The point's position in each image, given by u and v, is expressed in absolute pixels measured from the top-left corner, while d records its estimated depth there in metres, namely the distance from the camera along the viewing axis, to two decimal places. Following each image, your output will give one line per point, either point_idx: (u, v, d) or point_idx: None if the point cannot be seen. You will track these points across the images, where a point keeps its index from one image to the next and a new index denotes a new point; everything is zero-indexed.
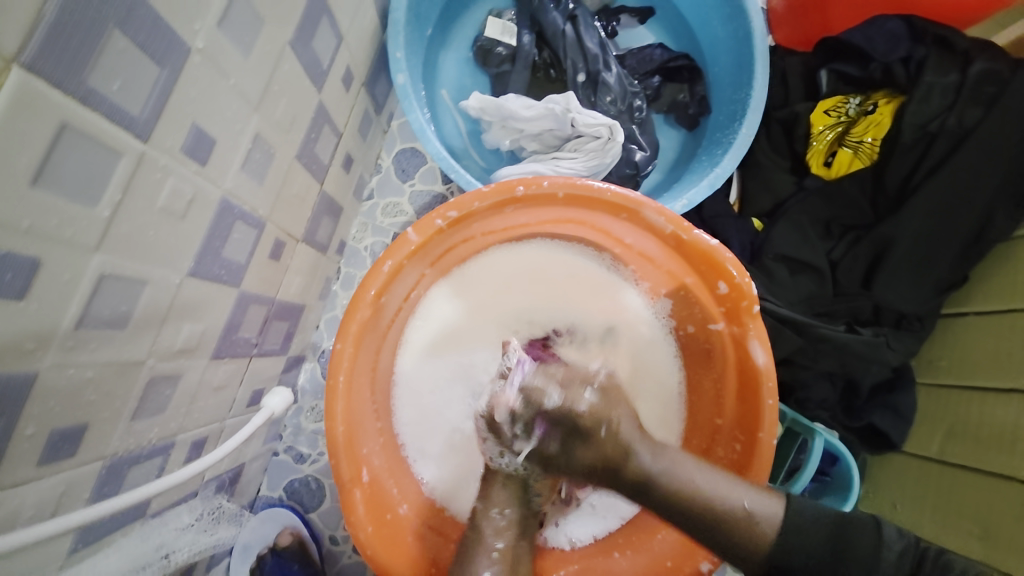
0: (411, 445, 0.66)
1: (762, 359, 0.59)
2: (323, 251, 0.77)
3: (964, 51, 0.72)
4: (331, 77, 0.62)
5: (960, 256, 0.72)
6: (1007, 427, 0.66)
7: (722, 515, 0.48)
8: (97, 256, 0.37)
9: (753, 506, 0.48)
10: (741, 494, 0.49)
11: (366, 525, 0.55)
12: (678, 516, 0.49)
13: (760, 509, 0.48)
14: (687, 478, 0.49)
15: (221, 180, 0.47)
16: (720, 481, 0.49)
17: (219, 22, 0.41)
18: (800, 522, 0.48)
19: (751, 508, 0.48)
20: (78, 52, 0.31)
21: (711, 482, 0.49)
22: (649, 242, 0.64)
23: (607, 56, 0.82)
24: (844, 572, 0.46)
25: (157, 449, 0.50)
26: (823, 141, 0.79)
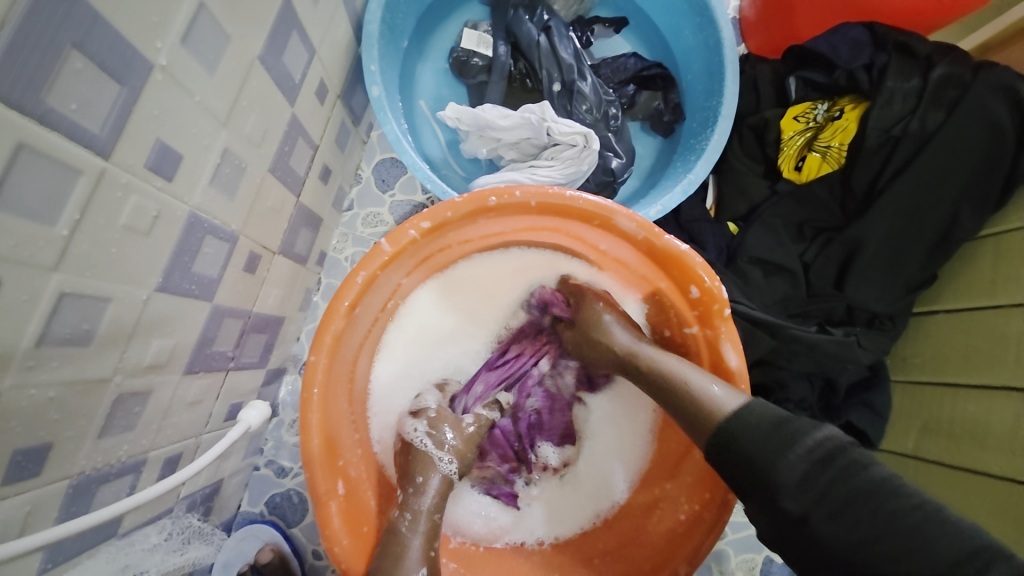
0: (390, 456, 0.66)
1: (735, 361, 0.60)
2: (302, 262, 0.77)
3: (925, 56, 0.74)
4: (303, 90, 0.63)
5: (928, 256, 0.74)
6: (978, 421, 0.68)
7: (683, 393, 0.53)
8: (57, 275, 0.36)
9: (710, 389, 0.52)
10: (712, 383, 0.53)
11: (342, 537, 0.55)
12: (661, 388, 0.56)
13: (724, 397, 0.51)
14: (661, 362, 0.57)
15: (188, 195, 0.47)
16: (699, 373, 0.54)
17: (183, 40, 0.42)
18: (752, 416, 0.49)
19: (697, 385, 0.53)
20: (32, 74, 0.31)
21: (692, 376, 0.54)
22: (623, 248, 0.65)
23: (581, 65, 0.84)
24: (767, 463, 0.46)
25: (129, 466, 0.50)
26: (793, 146, 0.81)
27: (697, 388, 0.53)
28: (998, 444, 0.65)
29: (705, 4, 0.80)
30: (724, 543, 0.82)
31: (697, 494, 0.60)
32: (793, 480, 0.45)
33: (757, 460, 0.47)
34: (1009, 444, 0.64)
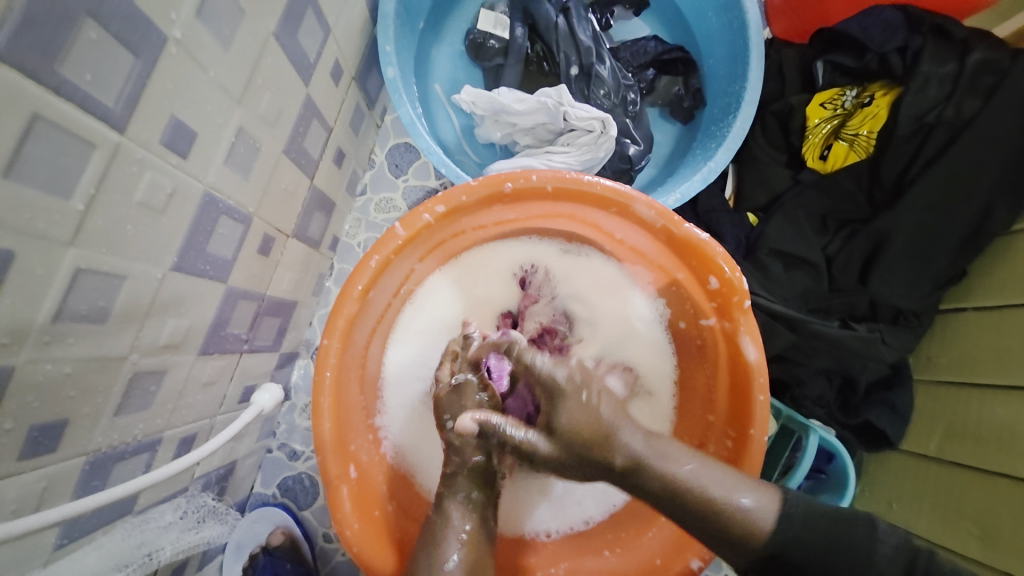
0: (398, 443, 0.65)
1: (753, 355, 0.58)
2: (315, 246, 0.77)
3: (962, 40, 0.71)
4: (318, 71, 0.61)
5: (958, 250, 0.71)
6: (1006, 424, 0.66)
7: (716, 513, 0.44)
8: (72, 251, 0.36)
9: (743, 505, 0.44)
10: (742, 491, 0.45)
11: (352, 520, 0.55)
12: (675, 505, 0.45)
13: (757, 509, 0.44)
14: (692, 475, 0.45)
15: (203, 173, 0.46)
16: (719, 479, 0.45)
17: (198, 13, 0.41)
18: (808, 513, 0.45)
19: (720, 494, 0.44)
20: (47, 43, 0.31)
21: (718, 484, 0.45)
22: (640, 236, 0.63)
23: (600, 48, 0.81)
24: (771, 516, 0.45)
25: (144, 444, 0.50)
26: (819, 134, 0.79)
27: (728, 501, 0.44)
28: None
29: None
30: (736, 538, 0.81)
31: None
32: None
33: (819, 556, 0.44)
34: None
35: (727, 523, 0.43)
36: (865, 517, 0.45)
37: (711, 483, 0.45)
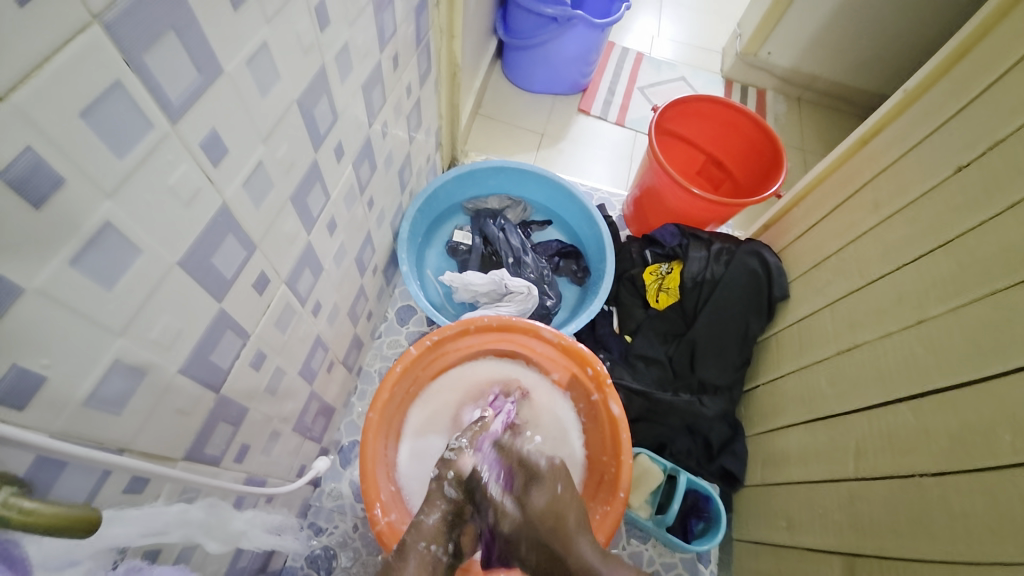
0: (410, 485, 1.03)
1: (617, 410, 1.03)
2: (350, 370, 1.20)
3: (708, 237, 1.33)
4: (367, 271, 1.15)
5: (739, 348, 1.23)
6: (784, 449, 1.08)
7: None
8: (278, 357, 0.79)
9: None
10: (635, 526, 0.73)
11: (381, 521, 0.91)
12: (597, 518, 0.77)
13: None
14: None
15: (319, 323, 0.93)
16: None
17: (335, 255, 0.92)
18: None
19: None
20: (297, 272, 0.77)
21: None
22: (549, 349, 1.12)
23: (524, 247, 1.41)
24: None
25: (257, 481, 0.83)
26: (652, 288, 1.33)
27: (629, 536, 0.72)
28: (793, 461, 1.05)
29: (592, 214, 1.42)
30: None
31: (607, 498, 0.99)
32: None
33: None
34: (798, 460, 1.04)
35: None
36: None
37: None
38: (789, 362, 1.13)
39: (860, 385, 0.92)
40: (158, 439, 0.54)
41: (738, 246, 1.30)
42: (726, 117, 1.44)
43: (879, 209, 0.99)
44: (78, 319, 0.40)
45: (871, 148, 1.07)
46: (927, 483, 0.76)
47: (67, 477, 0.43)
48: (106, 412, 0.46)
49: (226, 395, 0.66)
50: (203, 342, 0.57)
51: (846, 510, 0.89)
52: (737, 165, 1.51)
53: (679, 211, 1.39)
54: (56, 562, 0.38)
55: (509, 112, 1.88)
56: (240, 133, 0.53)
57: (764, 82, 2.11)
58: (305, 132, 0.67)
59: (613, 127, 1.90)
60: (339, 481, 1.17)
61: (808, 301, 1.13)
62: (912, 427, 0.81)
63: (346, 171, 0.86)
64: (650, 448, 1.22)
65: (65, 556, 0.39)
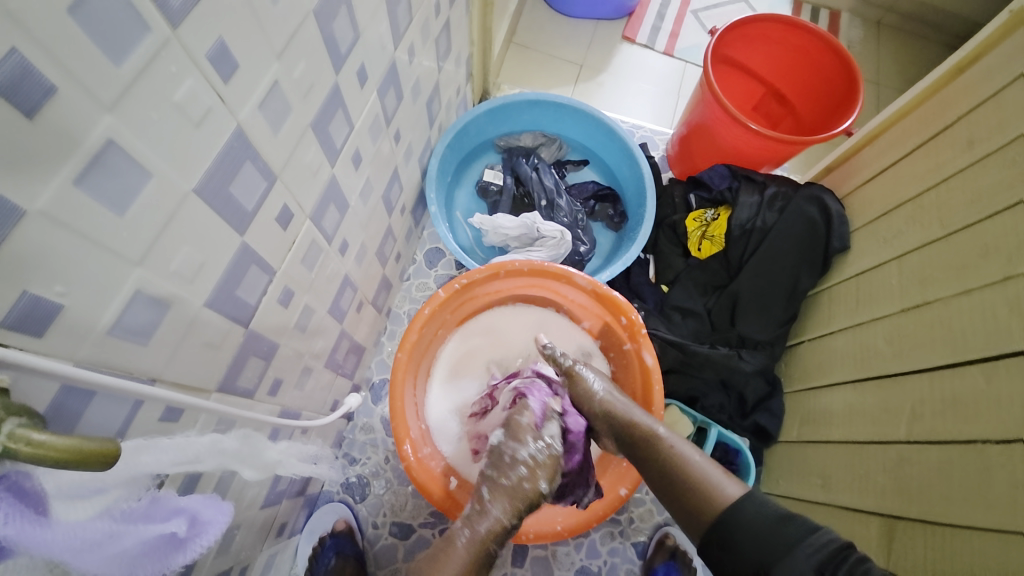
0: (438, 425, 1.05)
1: (651, 361, 0.99)
2: (379, 311, 1.20)
3: (762, 181, 1.21)
4: (395, 211, 1.11)
5: (787, 302, 1.15)
6: (826, 409, 1.03)
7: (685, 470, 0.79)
8: (306, 295, 0.78)
9: (722, 484, 0.75)
10: (696, 456, 0.80)
11: (411, 456, 0.93)
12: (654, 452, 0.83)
13: (727, 486, 0.75)
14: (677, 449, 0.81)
15: (347, 263, 0.91)
16: (718, 473, 0.77)
17: (361, 192, 0.88)
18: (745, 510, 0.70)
19: (716, 481, 0.76)
20: (321, 208, 0.74)
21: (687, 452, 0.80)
22: (582, 296, 1.08)
23: (558, 189, 1.33)
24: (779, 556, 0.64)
25: (292, 414, 0.85)
26: (694, 236, 1.24)
27: (692, 460, 0.80)
28: (836, 422, 1.00)
29: (633, 153, 1.31)
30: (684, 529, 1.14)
31: None
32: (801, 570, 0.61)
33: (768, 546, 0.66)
34: (841, 421, 0.98)
35: (708, 487, 0.76)
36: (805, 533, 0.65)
37: (711, 475, 0.77)
38: (842, 318, 1.05)
39: (923, 346, 0.84)
40: (189, 371, 0.55)
41: (795, 191, 1.18)
42: (794, 40, 1.26)
43: (973, 148, 0.85)
44: (89, 246, 0.38)
45: (970, 74, 0.91)
46: (990, 451, 0.71)
47: (97, 405, 0.43)
48: (133, 343, 0.45)
49: (255, 330, 0.65)
50: (227, 276, 0.56)
51: (891, 473, 0.85)
52: (802, 99, 1.34)
53: (731, 151, 1.26)
54: (84, 488, 0.39)
55: (546, 39, 1.72)
56: (250, 45, 0.48)
57: (842, 1, 1.83)
58: (324, 50, 0.61)
59: (661, 57, 1.72)
60: (371, 417, 1.20)
61: (872, 253, 1.02)
62: (980, 394, 0.74)
63: (371, 99, 0.80)
64: (681, 401, 1.18)
65: (95, 482, 0.40)
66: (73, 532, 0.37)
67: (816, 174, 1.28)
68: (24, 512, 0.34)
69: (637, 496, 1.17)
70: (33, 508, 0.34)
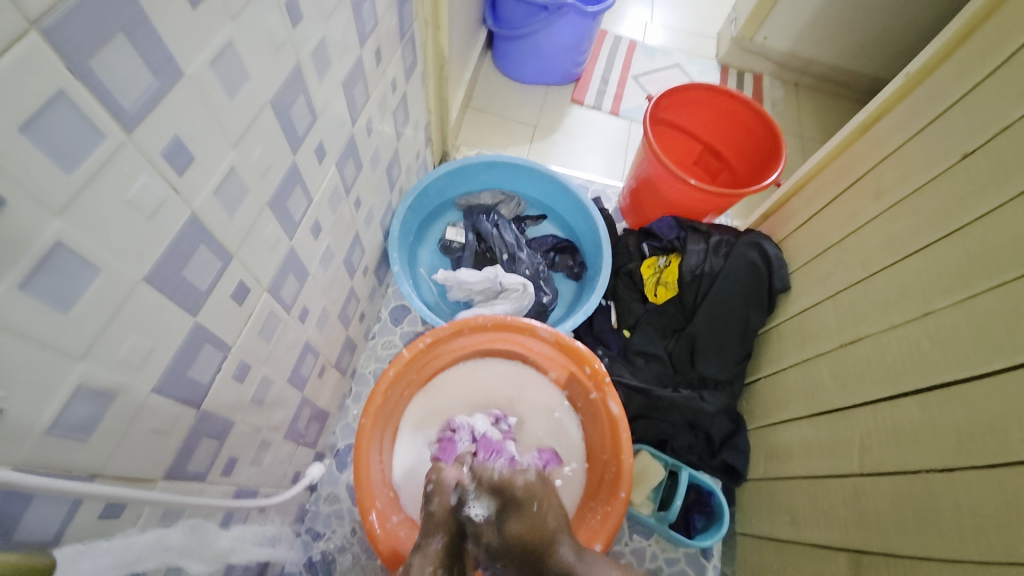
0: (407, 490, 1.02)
1: (616, 409, 1.01)
2: (343, 373, 1.18)
3: (706, 229, 1.30)
4: (357, 273, 1.12)
5: (741, 341, 1.21)
6: (787, 445, 1.07)
7: None
8: (264, 367, 0.77)
9: None
10: None
11: (377, 526, 0.89)
12: None
13: None
14: None
15: (308, 329, 0.91)
16: None
17: (321, 259, 0.90)
18: None
19: None
20: (280, 279, 0.74)
21: None
22: (546, 347, 1.10)
23: (519, 243, 1.38)
24: None
25: (248, 492, 0.81)
26: (650, 282, 1.30)
27: None
28: (797, 457, 1.03)
29: (587, 207, 1.39)
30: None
31: (607, 499, 0.98)
32: None
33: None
34: (801, 455, 1.02)
35: None
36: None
37: None
38: (791, 355, 1.11)
39: (863, 379, 0.90)
40: (134, 461, 0.52)
41: (737, 237, 1.27)
42: (722, 103, 1.40)
43: (883, 197, 0.96)
44: (33, 347, 0.38)
45: (872, 134, 1.03)
46: (934, 480, 0.74)
47: (34, 510, 0.41)
48: (74, 439, 0.44)
49: (208, 409, 0.64)
50: (179, 357, 0.55)
51: (851, 506, 0.88)
52: (734, 155, 1.47)
53: (676, 202, 1.36)
54: None
55: (501, 104, 1.84)
56: (207, 138, 0.50)
57: (762, 67, 2.06)
58: (281, 134, 0.64)
59: (608, 118, 1.86)
60: (336, 486, 1.15)
61: (810, 293, 1.10)
62: (915, 423, 0.79)
63: (330, 172, 0.83)
64: (651, 445, 1.20)
65: None
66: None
67: (755, 220, 1.39)
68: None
69: (614, 549, 1.15)
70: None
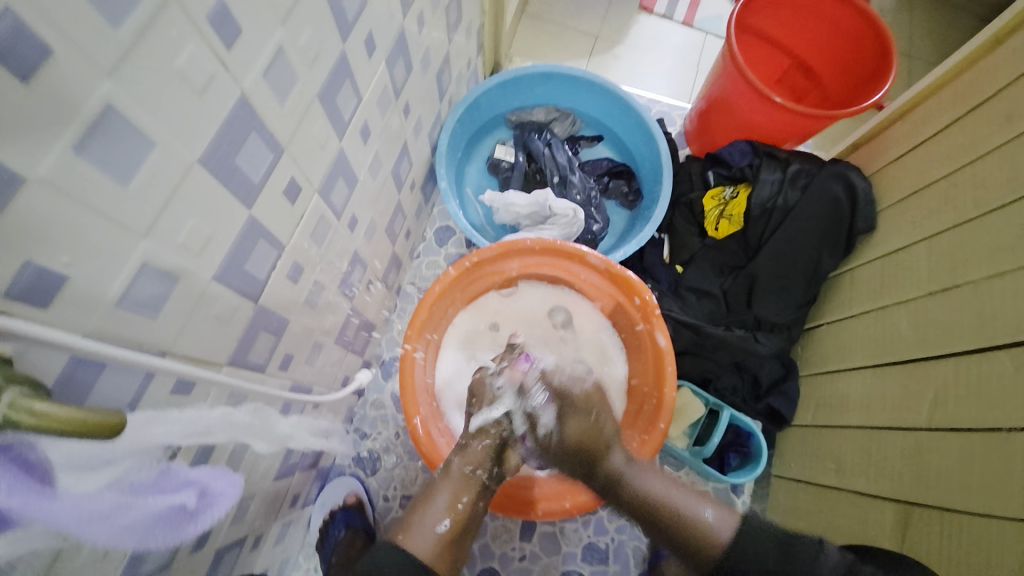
0: (447, 404, 1.05)
1: (664, 342, 0.98)
2: (389, 289, 1.19)
3: (784, 157, 1.16)
4: (405, 187, 1.09)
5: (807, 284, 1.12)
6: (843, 394, 1.01)
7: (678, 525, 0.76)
8: (316, 272, 0.77)
9: (708, 518, 0.76)
10: (706, 510, 0.77)
11: (420, 430, 0.93)
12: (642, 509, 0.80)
13: (716, 521, 0.75)
14: (675, 500, 0.79)
15: (357, 239, 0.90)
16: (700, 502, 0.78)
17: (370, 168, 0.87)
18: (757, 540, 0.72)
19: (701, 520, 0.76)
20: (330, 183, 0.73)
21: (686, 505, 0.78)
22: (595, 274, 1.06)
23: (572, 165, 1.30)
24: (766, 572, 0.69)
25: (304, 389, 0.86)
26: (711, 215, 1.20)
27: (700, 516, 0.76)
28: (853, 406, 0.98)
29: (649, 128, 1.27)
30: None
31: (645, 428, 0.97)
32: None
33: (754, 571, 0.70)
34: (860, 405, 0.96)
35: (702, 540, 0.75)
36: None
37: (694, 507, 0.78)
38: (864, 300, 1.02)
39: (949, 330, 0.82)
40: (200, 345, 0.55)
41: (821, 167, 1.13)
42: (824, 7, 1.19)
43: (1011, 123, 0.80)
44: (93, 217, 0.38)
45: (1006, 48, 0.85)
46: (1016, 440, 0.68)
47: (108, 375, 0.44)
48: (142, 316, 0.45)
49: (265, 305, 0.65)
50: (235, 249, 0.55)
51: (909, 460, 0.83)
52: (829, 72, 1.27)
53: (752, 126, 1.21)
54: (92, 460, 0.39)
55: (561, 9, 1.65)
56: (254, 9, 0.46)
57: None
58: (331, 16, 0.59)
59: (681, 28, 1.64)
60: (381, 393, 1.22)
61: (899, 234, 0.98)
62: (1006, 380, 0.71)
63: (379, 70, 0.78)
64: (693, 382, 1.17)
65: (106, 454, 0.40)
66: (80, 504, 0.37)
67: (843, 151, 1.24)
68: (29, 483, 0.34)
69: None
70: (39, 479, 0.35)
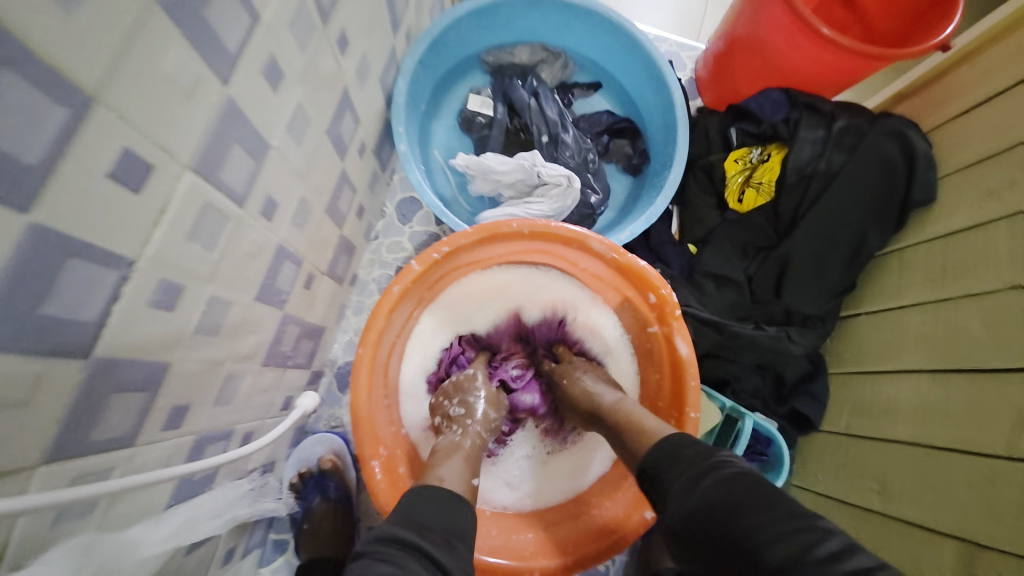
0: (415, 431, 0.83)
1: (685, 350, 0.78)
2: (339, 282, 0.95)
3: (828, 111, 0.95)
4: (350, 151, 0.83)
5: (848, 266, 0.93)
6: (890, 401, 0.85)
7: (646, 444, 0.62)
8: (211, 285, 0.53)
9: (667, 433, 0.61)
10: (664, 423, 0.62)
11: (378, 474, 0.72)
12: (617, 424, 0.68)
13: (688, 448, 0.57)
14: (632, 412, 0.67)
15: (279, 230, 0.65)
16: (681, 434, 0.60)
17: (290, 127, 0.61)
18: (666, 444, 0.58)
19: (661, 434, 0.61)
20: (209, 156, 0.47)
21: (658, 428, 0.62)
22: (597, 263, 0.85)
23: (564, 120, 1.04)
24: (669, 500, 0.54)
25: (222, 433, 0.64)
26: (735, 183, 1.00)
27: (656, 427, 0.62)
28: (903, 417, 0.82)
29: (660, 73, 1.02)
30: None
31: None
32: (689, 516, 0.51)
33: (667, 481, 0.55)
34: (911, 417, 0.81)
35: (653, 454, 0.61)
36: (690, 451, 0.55)
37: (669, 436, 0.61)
38: (921, 288, 0.84)
39: None
40: None
41: (872, 124, 0.92)
42: None
43: None
44: None
45: None
46: None
47: None
48: None
49: (110, 355, 0.41)
50: (9, 286, 0.32)
51: (984, 492, 0.68)
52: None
53: (787, 68, 0.97)
54: None
55: None
56: None
57: None
58: None
59: None
60: (338, 408, 1.00)
61: (971, 207, 0.79)
62: None
63: None
64: (709, 384, 1.00)
65: None
66: None
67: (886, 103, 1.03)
68: None
69: None
70: None
